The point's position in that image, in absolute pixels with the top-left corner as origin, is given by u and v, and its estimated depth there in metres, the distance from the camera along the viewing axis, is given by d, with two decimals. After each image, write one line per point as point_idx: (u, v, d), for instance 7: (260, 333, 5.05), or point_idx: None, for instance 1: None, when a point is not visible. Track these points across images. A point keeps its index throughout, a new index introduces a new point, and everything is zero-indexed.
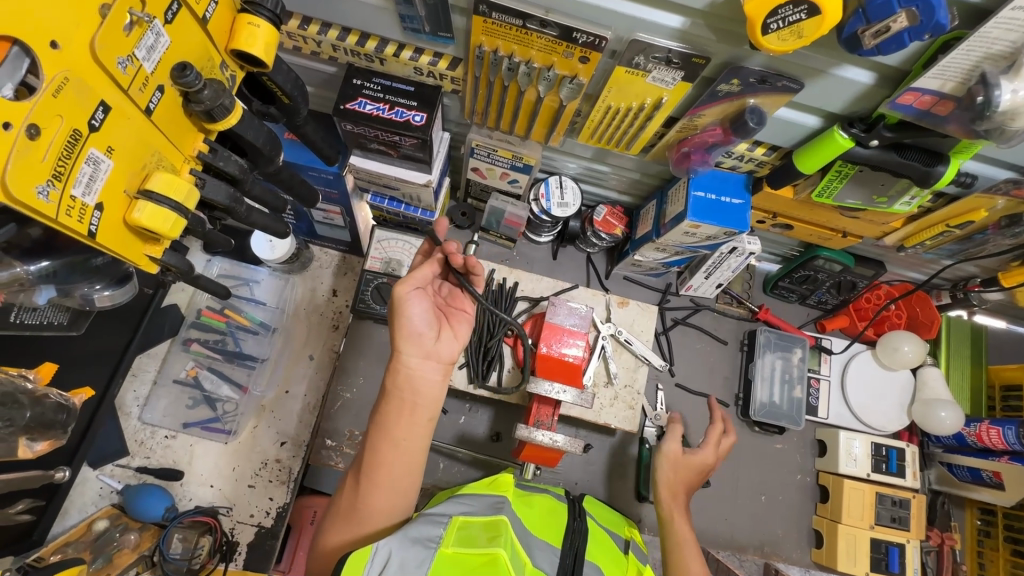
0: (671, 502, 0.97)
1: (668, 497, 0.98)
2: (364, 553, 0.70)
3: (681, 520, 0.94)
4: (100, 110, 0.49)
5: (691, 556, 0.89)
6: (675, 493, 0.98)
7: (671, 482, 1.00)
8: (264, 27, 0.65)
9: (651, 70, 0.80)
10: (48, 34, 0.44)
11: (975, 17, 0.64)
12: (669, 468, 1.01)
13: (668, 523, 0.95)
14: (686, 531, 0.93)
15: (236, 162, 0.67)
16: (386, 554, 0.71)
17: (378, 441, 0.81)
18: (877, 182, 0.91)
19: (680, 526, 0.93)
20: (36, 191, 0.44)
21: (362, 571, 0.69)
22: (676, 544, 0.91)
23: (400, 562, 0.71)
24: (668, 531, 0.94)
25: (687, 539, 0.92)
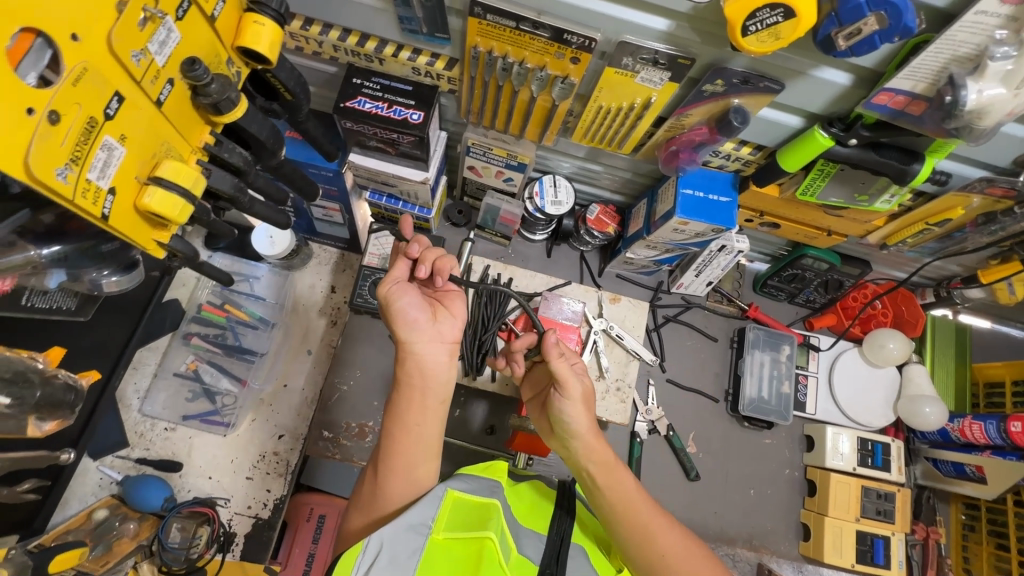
0: (603, 459, 0.87)
1: (587, 444, 0.88)
2: (355, 550, 0.74)
3: (619, 475, 0.86)
4: (115, 100, 0.52)
5: (642, 509, 0.83)
6: (595, 428, 0.89)
7: (586, 429, 0.89)
8: (269, 25, 0.68)
9: (639, 71, 0.84)
10: (70, 27, 0.47)
11: (942, 21, 0.68)
12: (580, 411, 0.89)
13: (609, 480, 0.86)
14: (629, 480, 0.86)
15: (241, 154, 0.70)
16: (376, 549, 0.73)
17: (390, 429, 0.85)
18: (858, 181, 0.95)
19: (617, 476, 0.86)
20: (56, 173, 0.47)
21: (353, 566, 0.72)
22: (622, 501, 0.84)
23: (389, 556, 0.73)
24: (609, 493, 0.85)
25: (632, 492, 0.85)
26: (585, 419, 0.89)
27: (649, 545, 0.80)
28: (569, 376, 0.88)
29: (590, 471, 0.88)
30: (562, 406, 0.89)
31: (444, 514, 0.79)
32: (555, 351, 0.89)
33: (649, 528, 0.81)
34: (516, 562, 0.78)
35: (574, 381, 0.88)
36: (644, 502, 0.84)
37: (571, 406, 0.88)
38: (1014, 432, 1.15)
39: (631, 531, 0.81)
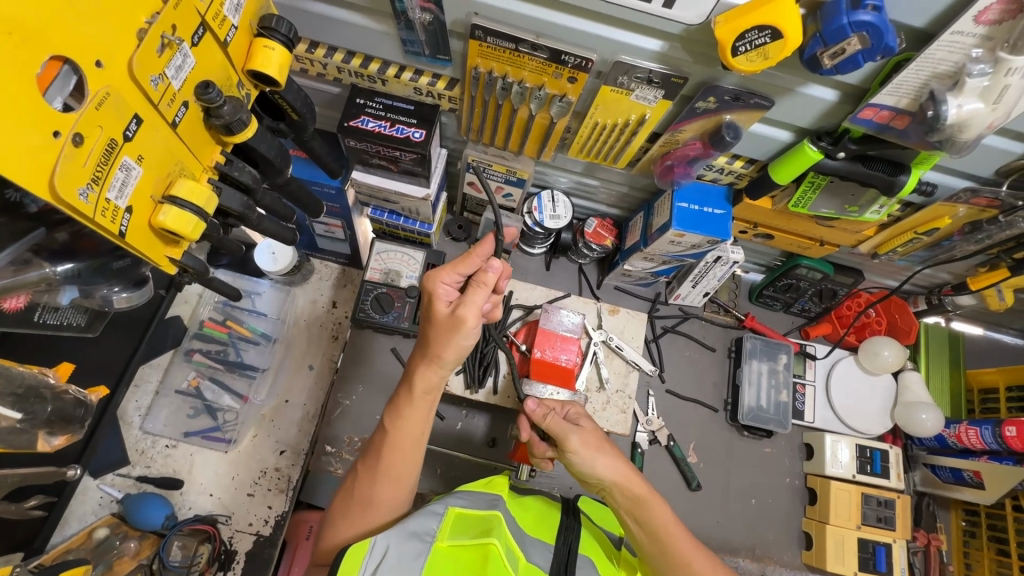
0: (641, 495, 0.87)
1: (619, 482, 0.88)
2: (362, 547, 0.73)
3: (659, 507, 0.87)
4: (134, 122, 0.54)
5: (682, 541, 0.85)
6: (626, 476, 0.88)
7: (615, 471, 0.88)
8: (279, 49, 0.71)
9: (634, 89, 0.87)
10: (94, 54, 0.49)
11: (921, 40, 0.71)
12: (595, 458, 0.89)
13: (647, 518, 0.86)
14: (666, 512, 0.87)
15: (250, 173, 0.72)
16: (384, 548, 0.74)
17: (391, 434, 0.86)
18: (848, 192, 0.98)
19: (654, 510, 0.86)
20: (78, 193, 0.49)
21: (360, 565, 0.72)
22: (662, 535, 0.85)
23: (396, 555, 0.74)
24: (648, 526, 0.86)
25: (672, 525, 0.86)
26: (608, 461, 0.89)
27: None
28: (564, 431, 0.90)
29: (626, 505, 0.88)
30: (577, 460, 0.89)
31: (448, 522, 0.80)
32: (541, 416, 0.95)
33: (690, 562, 0.84)
34: (523, 570, 0.79)
35: (570, 433, 0.90)
36: (682, 534, 0.86)
37: (583, 456, 0.89)
38: (1009, 436, 1.17)
39: (673, 561, 0.84)
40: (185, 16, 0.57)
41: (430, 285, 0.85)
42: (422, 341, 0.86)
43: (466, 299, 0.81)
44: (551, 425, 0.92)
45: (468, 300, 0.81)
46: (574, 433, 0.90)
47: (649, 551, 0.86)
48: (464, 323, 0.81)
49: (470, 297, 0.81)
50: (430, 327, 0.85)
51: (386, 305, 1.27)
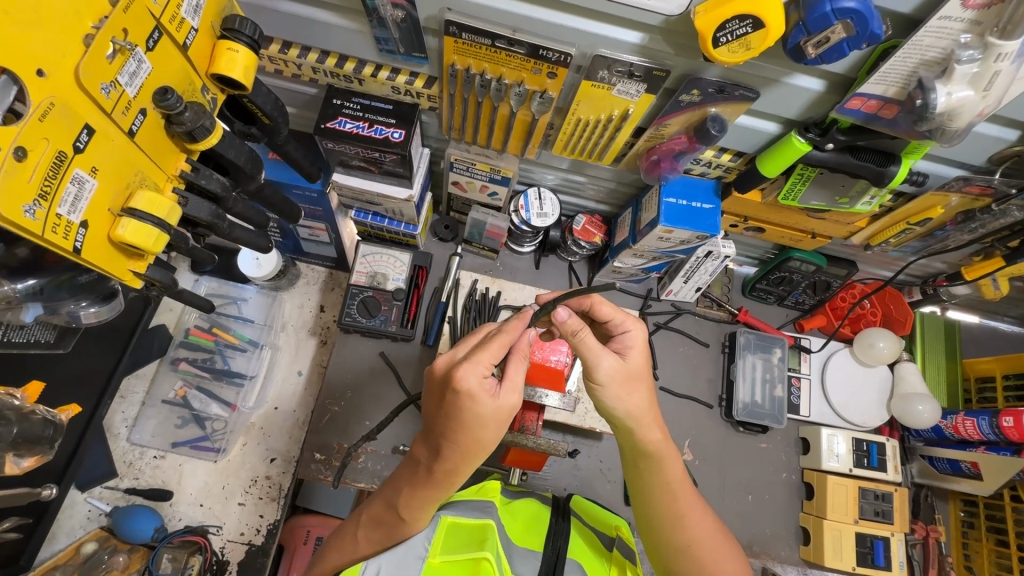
0: (657, 447, 0.80)
1: (637, 427, 0.78)
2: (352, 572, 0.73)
3: (671, 461, 0.82)
4: (84, 132, 0.52)
5: (683, 498, 0.83)
6: (647, 423, 0.79)
7: (639, 409, 0.78)
8: (243, 51, 0.68)
9: (616, 83, 0.84)
10: (35, 63, 0.47)
11: (907, 26, 0.69)
12: (623, 393, 0.76)
13: (654, 472, 0.82)
14: (676, 469, 0.82)
15: (218, 181, 0.70)
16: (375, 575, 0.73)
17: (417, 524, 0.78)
18: (838, 184, 0.96)
19: (665, 465, 0.81)
20: (23, 210, 0.47)
21: None
22: (665, 490, 0.82)
23: None
24: (656, 477, 0.82)
25: (677, 481, 0.83)
26: (636, 400, 0.77)
27: (681, 533, 0.82)
28: (598, 355, 0.74)
29: (638, 452, 0.81)
30: (604, 393, 0.76)
31: (440, 536, 0.80)
32: (572, 331, 0.74)
33: (684, 516, 0.82)
34: None
35: (603, 358, 0.75)
36: (685, 488, 0.84)
37: (610, 390, 0.76)
38: (1006, 427, 1.15)
39: (667, 515, 0.83)
40: (138, 20, 0.55)
41: (473, 384, 0.66)
42: (462, 438, 0.69)
43: (517, 380, 0.71)
44: (580, 346, 0.75)
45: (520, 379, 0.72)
46: (608, 359, 0.75)
47: (648, 498, 0.84)
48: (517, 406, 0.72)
49: (514, 379, 0.71)
50: (474, 425, 0.68)
51: (373, 309, 1.25)
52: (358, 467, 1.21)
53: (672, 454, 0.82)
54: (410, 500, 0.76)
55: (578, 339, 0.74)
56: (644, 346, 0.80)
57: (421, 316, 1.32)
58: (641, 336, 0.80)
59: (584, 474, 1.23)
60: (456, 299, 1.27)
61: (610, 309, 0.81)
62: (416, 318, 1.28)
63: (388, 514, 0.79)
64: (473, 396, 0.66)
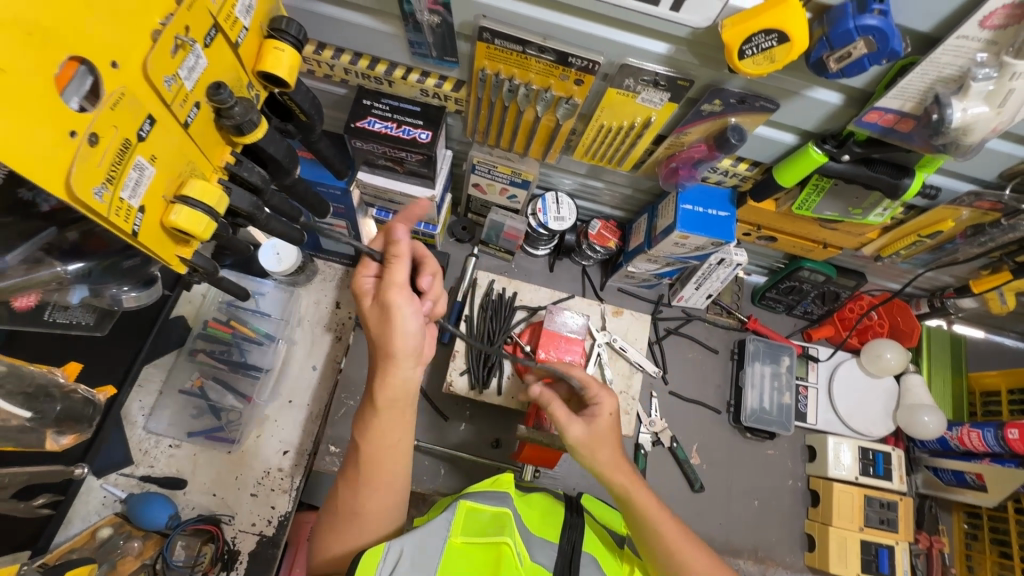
0: (628, 490, 0.86)
1: (610, 480, 0.86)
2: (376, 552, 0.75)
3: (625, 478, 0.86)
4: (147, 122, 0.55)
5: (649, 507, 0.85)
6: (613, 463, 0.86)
7: (611, 465, 0.86)
8: (289, 51, 0.71)
9: (640, 92, 0.88)
10: (110, 55, 0.50)
11: (926, 44, 0.72)
12: (595, 453, 0.87)
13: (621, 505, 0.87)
14: (653, 506, 0.85)
15: (259, 173, 0.73)
16: (398, 555, 0.75)
17: (368, 503, 0.81)
18: (852, 196, 0.99)
19: (644, 506, 0.85)
20: (93, 192, 0.49)
21: (373, 570, 0.73)
22: (650, 530, 0.84)
23: (410, 560, 0.75)
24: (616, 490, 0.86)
25: (659, 517, 0.84)
26: (603, 457, 0.86)
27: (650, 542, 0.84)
28: (563, 421, 0.88)
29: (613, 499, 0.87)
30: (575, 452, 0.88)
31: (460, 519, 0.80)
32: (557, 419, 0.89)
33: (674, 553, 0.82)
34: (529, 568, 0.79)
35: (571, 427, 0.87)
36: (668, 523, 0.84)
37: (583, 450, 0.87)
38: (1011, 439, 1.18)
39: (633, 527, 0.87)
40: (198, 18, 0.58)
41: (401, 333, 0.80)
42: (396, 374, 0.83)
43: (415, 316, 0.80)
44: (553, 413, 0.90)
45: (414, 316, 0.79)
46: (574, 428, 0.87)
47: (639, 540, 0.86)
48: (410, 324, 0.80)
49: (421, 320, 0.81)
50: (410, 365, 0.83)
51: None
52: None
53: (641, 492, 0.86)
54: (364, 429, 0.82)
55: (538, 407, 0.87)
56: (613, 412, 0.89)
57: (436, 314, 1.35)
58: (611, 405, 0.89)
59: (593, 475, 1.25)
60: (472, 298, 1.30)
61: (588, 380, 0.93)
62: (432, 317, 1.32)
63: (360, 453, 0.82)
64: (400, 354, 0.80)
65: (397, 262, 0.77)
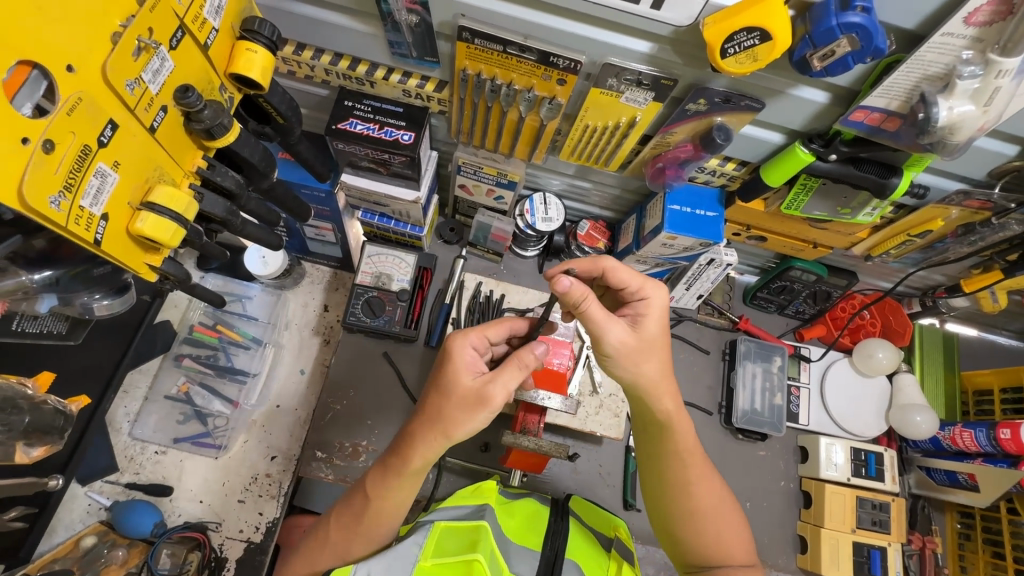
0: (670, 416, 0.85)
1: (652, 397, 0.83)
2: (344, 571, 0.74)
3: (683, 431, 0.85)
4: (109, 127, 0.53)
5: (692, 465, 0.86)
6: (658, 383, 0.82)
7: (654, 380, 0.82)
8: (262, 52, 0.70)
9: (624, 91, 0.86)
10: (65, 59, 0.48)
11: (910, 41, 0.71)
12: (640, 362, 0.80)
13: (663, 435, 0.86)
14: (687, 437, 0.86)
15: (233, 178, 0.71)
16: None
17: (357, 549, 0.83)
18: (840, 195, 0.98)
19: (677, 433, 0.86)
20: (49, 201, 0.48)
21: None
22: (674, 455, 0.86)
23: None
24: (666, 444, 0.86)
25: (688, 448, 0.86)
26: (647, 369, 0.80)
27: (686, 502, 0.86)
28: (606, 325, 0.77)
29: (652, 420, 0.86)
30: (615, 363, 0.81)
31: (432, 541, 0.80)
32: (579, 300, 0.73)
33: (691, 484, 0.86)
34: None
35: (611, 330, 0.77)
36: (695, 455, 0.87)
37: (625, 358, 0.79)
38: (1003, 439, 1.17)
39: (673, 480, 0.86)
40: (162, 19, 0.57)
41: (457, 350, 0.79)
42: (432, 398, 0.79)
43: (498, 378, 0.77)
44: (588, 313, 0.76)
45: (500, 380, 0.76)
46: (617, 331, 0.78)
47: (654, 461, 0.88)
48: (491, 402, 0.76)
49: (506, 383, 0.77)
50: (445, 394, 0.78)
51: (378, 309, 1.25)
52: (359, 466, 1.21)
53: (683, 421, 0.86)
54: (376, 480, 0.83)
55: (582, 310, 0.74)
56: (661, 312, 0.82)
57: (424, 317, 1.33)
58: (660, 302, 0.81)
59: (583, 478, 1.24)
60: (460, 301, 1.29)
61: (624, 274, 0.81)
62: (420, 319, 1.29)
63: (365, 504, 0.83)
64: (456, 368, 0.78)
65: (513, 366, 0.78)
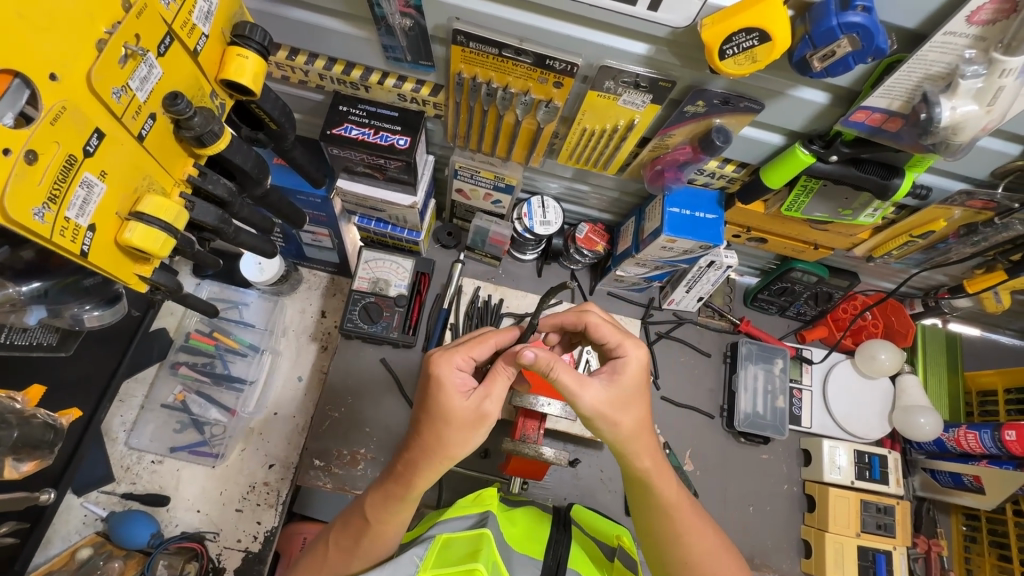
0: (652, 471, 0.80)
1: (633, 454, 0.78)
2: None
3: (667, 486, 0.81)
4: (95, 136, 0.52)
5: (681, 519, 0.82)
6: (637, 436, 0.77)
7: (633, 434, 0.76)
8: (253, 57, 0.69)
9: (621, 94, 0.85)
10: (49, 67, 0.47)
11: (911, 40, 0.70)
12: (617, 422, 0.75)
13: (647, 491, 0.81)
14: (671, 490, 0.81)
15: (225, 185, 0.70)
16: None
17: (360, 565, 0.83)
18: (841, 196, 0.97)
19: (662, 487, 0.81)
20: (32, 213, 0.47)
21: None
22: (662, 510, 0.82)
23: None
24: (652, 500, 0.82)
25: (674, 500, 0.82)
26: (627, 424, 0.75)
27: (679, 555, 0.82)
28: (577, 388, 0.73)
29: (634, 478, 0.81)
30: (595, 421, 0.75)
31: (433, 554, 0.78)
32: (549, 364, 0.71)
33: (683, 534, 0.82)
34: None
35: (585, 392, 0.73)
36: (682, 506, 0.83)
37: (601, 421, 0.74)
38: (1008, 441, 1.15)
39: (665, 534, 0.83)
40: (150, 26, 0.56)
41: (445, 376, 0.74)
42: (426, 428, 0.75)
43: (491, 395, 0.76)
44: (559, 375, 0.72)
45: (494, 396, 0.76)
46: (591, 392, 0.73)
47: (642, 517, 0.84)
48: (488, 419, 0.76)
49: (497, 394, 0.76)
50: (439, 419, 0.74)
51: (375, 315, 1.24)
52: (358, 474, 1.19)
53: (665, 474, 0.81)
54: (376, 504, 0.81)
55: (554, 376, 0.71)
56: (640, 367, 0.77)
57: (423, 322, 1.32)
58: (641, 359, 0.78)
59: (584, 484, 1.22)
60: (458, 306, 1.28)
61: (608, 330, 0.81)
62: (418, 324, 1.28)
63: (365, 528, 0.81)
64: (444, 389, 0.74)
65: (501, 377, 0.77)
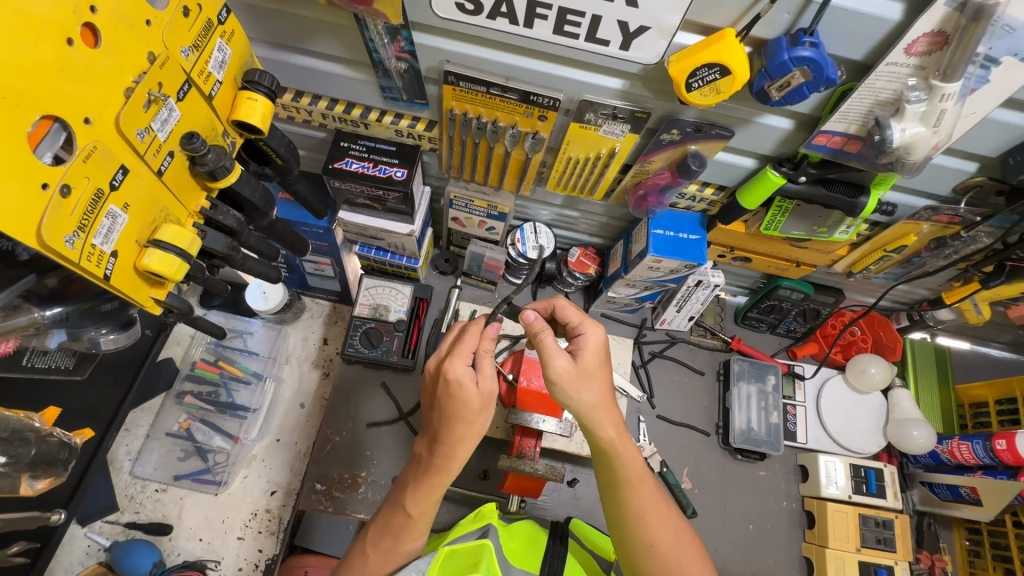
0: (613, 443, 0.84)
1: (594, 423, 0.83)
2: None
3: (628, 457, 0.85)
4: (120, 172, 0.58)
5: (643, 495, 0.85)
6: (599, 405, 0.83)
7: (597, 404, 0.83)
8: (261, 100, 0.75)
9: (602, 125, 0.92)
10: (84, 113, 0.54)
11: (859, 70, 0.76)
12: (578, 389, 0.82)
13: (609, 463, 0.85)
14: (634, 464, 0.85)
15: (234, 217, 0.76)
16: None
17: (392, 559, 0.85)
18: (815, 215, 1.02)
19: (623, 460, 0.85)
20: (65, 240, 0.52)
21: None
22: (622, 483, 0.85)
23: None
24: (614, 471, 0.85)
25: (637, 476, 0.85)
26: (589, 395, 0.83)
27: (641, 533, 0.83)
28: (553, 356, 0.81)
29: (597, 449, 0.86)
30: (561, 391, 0.82)
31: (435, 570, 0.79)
32: (538, 330, 0.81)
33: (645, 515, 0.84)
34: None
35: (557, 358, 0.81)
36: (645, 485, 0.86)
37: (564, 387, 0.82)
38: (1000, 450, 1.17)
39: (629, 513, 0.84)
40: (171, 75, 0.62)
41: (447, 375, 0.81)
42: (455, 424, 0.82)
43: (484, 372, 0.83)
44: (541, 345, 0.81)
45: (486, 371, 0.84)
46: (562, 359, 0.81)
47: (607, 494, 0.87)
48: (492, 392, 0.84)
49: (489, 368, 0.84)
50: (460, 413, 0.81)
51: (375, 340, 1.28)
52: (359, 497, 1.21)
53: (628, 446, 0.85)
54: (417, 497, 0.84)
55: (539, 340, 0.81)
56: (599, 345, 0.85)
57: (422, 346, 1.36)
58: (598, 338, 0.86)
59: (583, 503, 1.23)
60: None
61: (569, 309, 0.87)
62: (417, 348, 1.32)
63: (406, 520, 0.85)
64: (453, 386, 0.80)
65: (487, 355, 0.85)
